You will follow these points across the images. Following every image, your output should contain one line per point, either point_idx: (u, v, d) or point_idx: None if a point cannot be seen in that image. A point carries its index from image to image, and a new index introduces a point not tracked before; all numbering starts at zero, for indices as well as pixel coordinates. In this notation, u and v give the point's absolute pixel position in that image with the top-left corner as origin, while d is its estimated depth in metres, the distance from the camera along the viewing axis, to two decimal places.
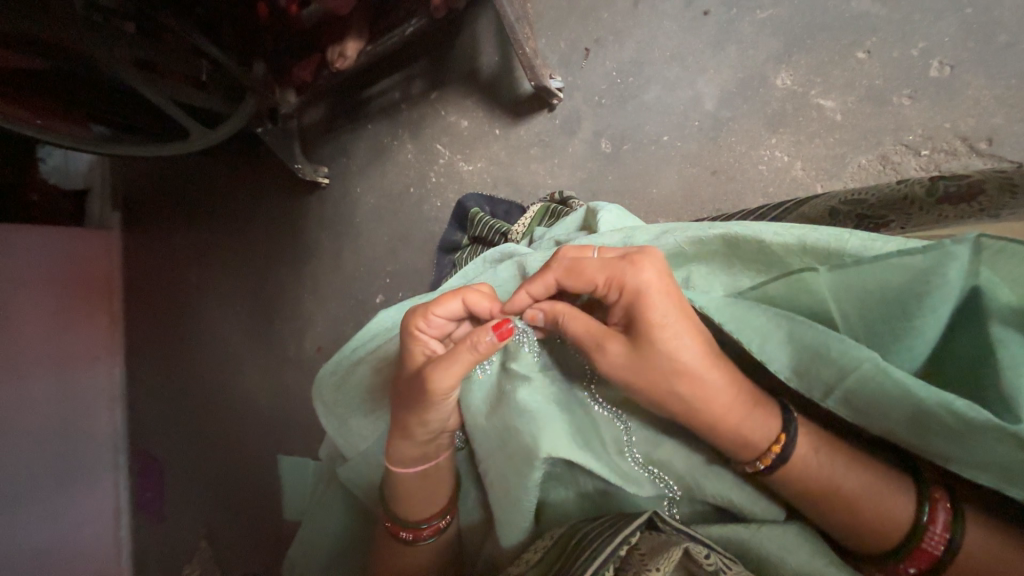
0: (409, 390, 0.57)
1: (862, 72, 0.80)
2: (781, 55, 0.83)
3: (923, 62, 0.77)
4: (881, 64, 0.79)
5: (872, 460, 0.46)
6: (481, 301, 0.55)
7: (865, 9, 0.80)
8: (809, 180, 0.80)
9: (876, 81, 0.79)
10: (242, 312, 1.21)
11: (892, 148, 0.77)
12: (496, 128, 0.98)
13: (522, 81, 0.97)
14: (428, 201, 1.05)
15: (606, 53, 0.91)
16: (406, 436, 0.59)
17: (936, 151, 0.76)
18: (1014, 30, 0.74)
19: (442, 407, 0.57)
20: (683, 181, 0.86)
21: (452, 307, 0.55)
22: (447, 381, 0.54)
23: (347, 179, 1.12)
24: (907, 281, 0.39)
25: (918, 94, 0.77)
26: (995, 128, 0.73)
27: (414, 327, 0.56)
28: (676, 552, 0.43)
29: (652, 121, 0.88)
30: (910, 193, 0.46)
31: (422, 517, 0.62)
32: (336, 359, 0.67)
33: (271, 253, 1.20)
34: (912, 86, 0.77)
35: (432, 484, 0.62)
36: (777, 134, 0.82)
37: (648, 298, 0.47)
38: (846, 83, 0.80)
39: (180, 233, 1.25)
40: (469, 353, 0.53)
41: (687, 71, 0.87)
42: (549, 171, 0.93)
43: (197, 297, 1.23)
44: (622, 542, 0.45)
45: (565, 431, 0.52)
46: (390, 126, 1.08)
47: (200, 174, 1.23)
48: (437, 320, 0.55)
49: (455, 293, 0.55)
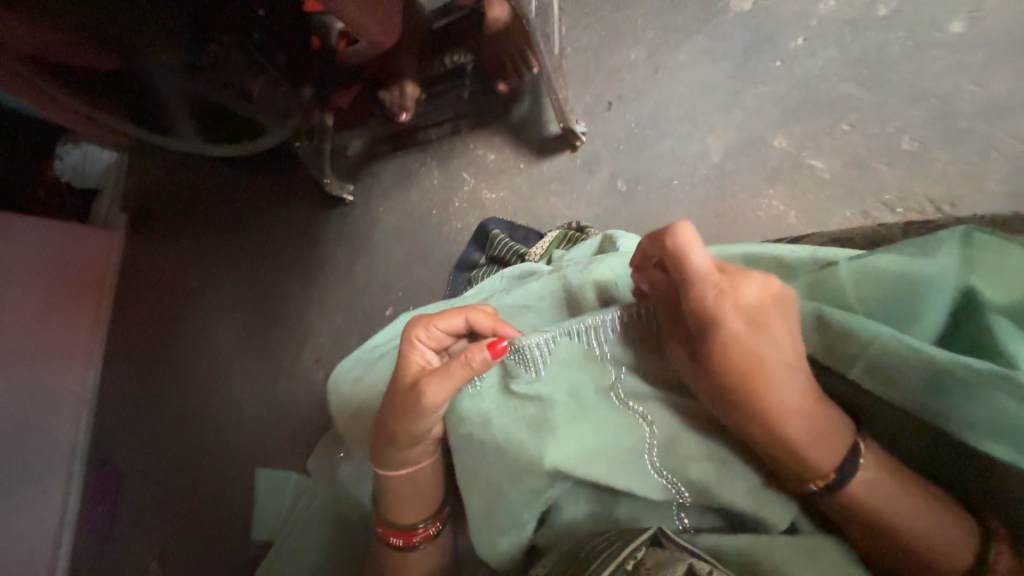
0: (402, 396, 0.60)
1: (847, 143, 0.91)
2: (779, 123, 0.95)
3: (899, 138, 0.89)
4: (863, 137, 0.91)
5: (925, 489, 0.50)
6: (483, 319, 0.60)
7: (849, 92, 0.93)
8: (801, 228, 0.90)
9: (859, 151, 0.90)
10: (240, 319, 1.22)
11: (872, 205, 0.88)
12: (521, 162, 1.07)
13: (550, 125, 1.08)
14: (448, 223, 1.12)
15: (627, 107, 1.02)
16: (392, 441, 0.61)
17: (907, 210, 0.86)
18: (972, 119, 0.87)
19: (431, 415, 0.59)
20: (690, 222, 0.94)
21: (454, 322, 0.61)
22: (439, 392, 0.57)
23: (371, 198, 1.19)
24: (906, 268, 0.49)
25: (893, 163, 0.88)
26: (956, 196, 0.85)
27: (415, 337, 0.62)
28: (680, 567, 0.43)
29: (663, 169, 0.98)
30: (884, 237, 0.56)
31: (417, 520, 0.64)
32: (354, 357, 0.76)
33: (284, 260, 1.23)
34: (889, 156, 0.89)
35: (423, 491, 0.64)
36: (774, 186, 0.92)
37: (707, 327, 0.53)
38: (834, 150, 0.92)
39: (193, 235, 1.28)
40: (461, 370, 0.56)
41: (697, 128, 0.98)
42: (567, 204, 1.02)
43: (199, 296, 1.24)
44: (627, 556, 0.46)
45: (574, 440, 0.55)
46: (420, 155, 1.17)
47: (228, 182, 1.28)
48: (437, 331, 0.61)
49: (460, 311, 0.61)
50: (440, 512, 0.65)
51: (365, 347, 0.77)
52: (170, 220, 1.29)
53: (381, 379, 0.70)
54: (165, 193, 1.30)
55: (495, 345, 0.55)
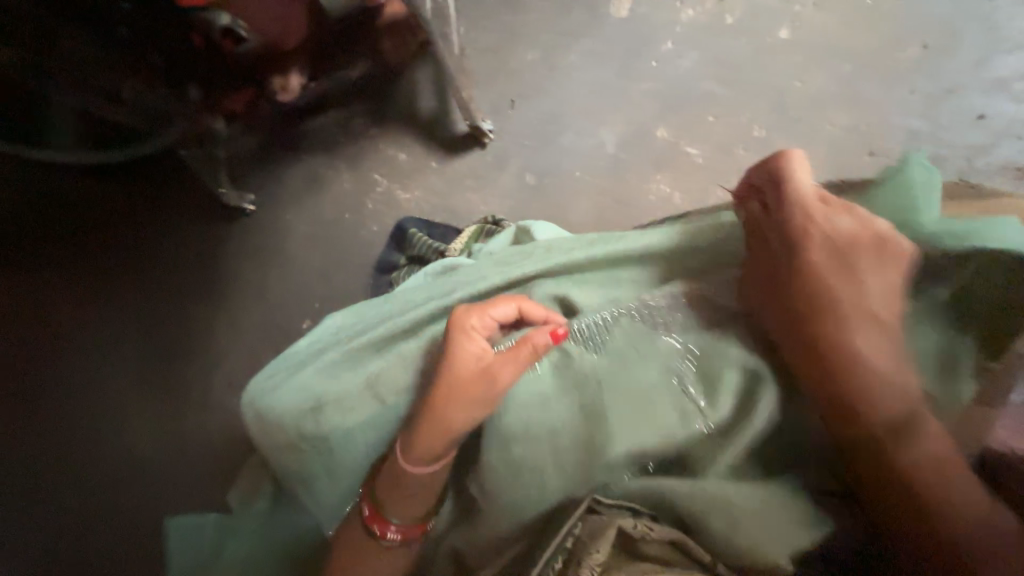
0: (465, 384, 0.55)
1: (715, 133, 1.06)
2: (660, 117, 1.06)
3: (754, 127, 1.05)
4: (725, 127, 1.06)
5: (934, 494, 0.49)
6: (537, 308, 0.58)
7: (713, 89, 1.08)
8: (686, 208, 1.02)
9: (725, 140, 1.05)
10: (130, 352, 1.07)
11: (738, 185, 1.02)
12: (433, 160, 1.08)
13: (458, 123, 1.09)
14: (363, 226, 1.09)
15: (529, 104, 1.08)
16: (442, 438, 0.55)
17: None
18: (806, 109, 1.05)
19: (494, 403, 0.55)
20: (595, 209, 1.02)
21: (507, 310, 0.58)
22: (510, 379, 0.55)
23: (276, 206, 1.12)
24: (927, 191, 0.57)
25: (750, 148, 1.04)
26: None
27: (467, 325, 0.57)
28: (609, 531, 0.48)
29: (567, 162, 1.05)
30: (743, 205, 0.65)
31: (408, 521, 0.59)
32: (276, 363, 0.68)
33: (179, 280, 1.10)
34: (747, 143, 1.04)
35: (429, 489, 0.59)
36: (661, 173, 1.03)
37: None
38: (706, 139, 1.05)
39: (58, 263, 1.10)
40: (526, 355, 0.55)
41: (593, 122, 1.07)
42: (482, 199, 1.05)
43: (73, 332, 1.08)
44: (566, 535, 0.50)
45: (622, 416, 0.55)
46: (327, 157, 1.13)
47: (98, 198, 1.11)
48: (491, 319, 0.58)
49: (512, 300, 0.58)
50: (433, 509, 0.60)
51: (283, 354, 0.69)
52: (25, 247, 1.10)
53: (312, 387, 0.63)
54: (14, 215, 1.10)
55: (560, 329, 0.56)
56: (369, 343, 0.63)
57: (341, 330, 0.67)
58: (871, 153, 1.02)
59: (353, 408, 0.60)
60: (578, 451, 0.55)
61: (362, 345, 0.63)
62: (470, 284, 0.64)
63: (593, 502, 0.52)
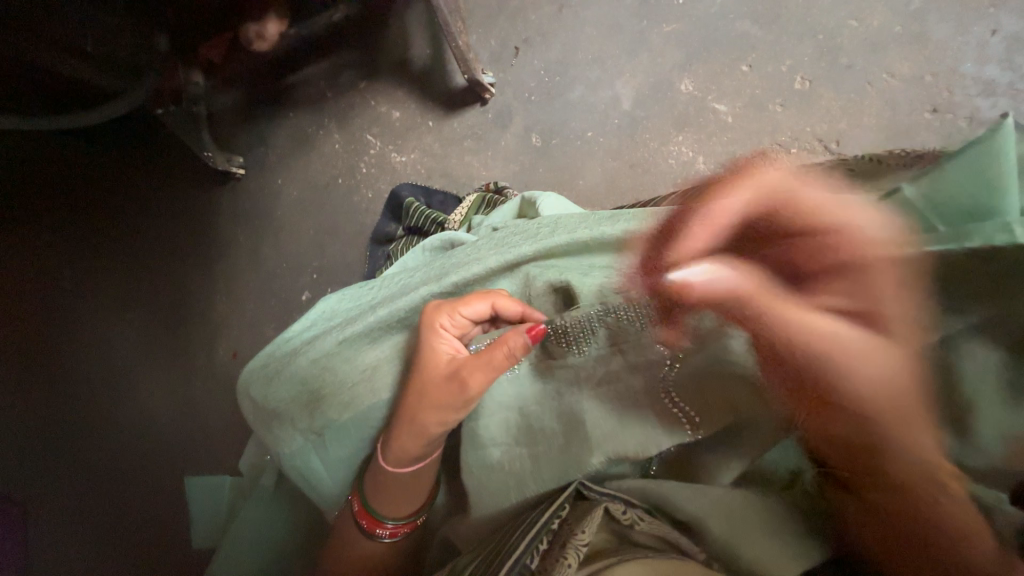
0: (436, 390, 0.51)
1: (746, 83, 0.94)
2: (683, 65, 0.94)
3: (792, 77, 0.93)
4: (760, 77, 0.93)
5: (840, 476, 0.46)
6: (511, 305, 0.53)
7: (746, 30, 0.94)
8: (709, 172, 0.92)
9: (757, 91, 0.93)
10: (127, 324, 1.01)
11: (770, 147, 0.91)
12: (428, 120, 0.99)
13: (455, 76, 0.99)
14: (357, 192, 1.02)
15: (535, 51, 0.97)
16: (415, 439, 0.52)
17: (801, 150, 0.90)
18: (851, 55, 0.92)
19: (466, 408, 0.51)
20: (606, 173, 0.93)
21: (479, 308, 0.52)
22: (480, 386, 0.50)
23: (267, 169, 1.05)
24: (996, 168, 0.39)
25: (786, 103, 0.92)
26: (840, 132, 0.90)
27: (437, 324, 0.53)
28: (597, 514, 0.43)
29: (577, 119, 0.95)
30: (785, 178, 0.54)
31: (393, 515, 0.56)
32: (270, 351, 0.63)
33: (177, 246, 1.05)
34: (783, 96, 0.93)
35: (420, 485, 0.56)
36: (682, 133, 0.93)
37: (827, 237, 0.39)
38: (734, 91, 0.94)
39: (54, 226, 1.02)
40: (501, 357, 0.49)
41: (607, 73, 0.95)
42: (483, 163, 0.96)
43: (69, 301, 0.99)
44: (551, 516, 0.45)
45: (610, 427, 0.49)
46: (315, 116, 1.04)
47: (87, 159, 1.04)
48: (462, 318, 0.53)
49: (484, 296, 0.53)
50: (426, 505, 0.57)
51: (276, 344, 0.63)
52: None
53: (302, 376, 0.59)
54: None
55: (536, 327, 0.49)
56: (356, 335, 0.57)
57: (334, 316, 0.62)
58: (930, 110, 0.89)
59: (350, 402, 0.57)
60: (571, 453, 0.49)
61: (351, 336, 0.57)
62: (468, 268, 0.56)
63: (582, 486, 0.48)
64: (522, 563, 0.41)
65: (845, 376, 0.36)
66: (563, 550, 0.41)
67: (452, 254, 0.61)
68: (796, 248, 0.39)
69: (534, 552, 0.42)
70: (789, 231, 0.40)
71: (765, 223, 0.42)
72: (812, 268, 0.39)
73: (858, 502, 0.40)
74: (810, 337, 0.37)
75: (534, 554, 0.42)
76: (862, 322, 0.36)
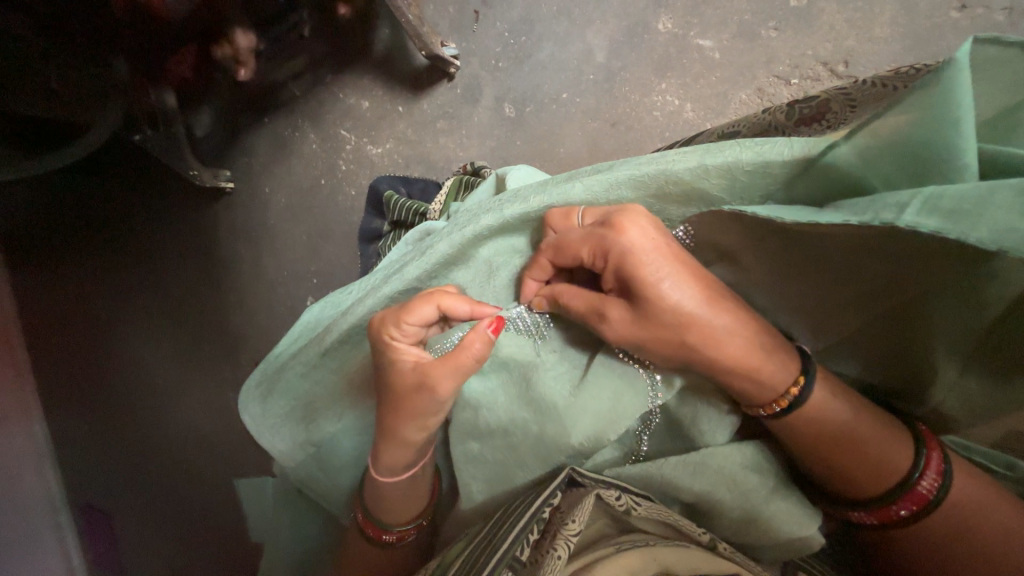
0: (405, 402, 0.49)
1: (733, 9, 0.88)
2: (659, 2, 0.90)
3: None
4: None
5: (823, 446, 0.44)
6: (457, 304, 0.48)
7: None
8: (698, 120, 0.88)
9: (745, 17, 0.87)
10: (165, 345, 1.00)
11: (765, 81, 0.86)
12: (398, 105, 0.97)
13: (415, 53, 0.97)
14: (340, 190, 1.01)
15: (495, 15, 0.94)
16: (399, 444, 0.52)
17: (802, 79, 0.85)
18: None
19: (440, 411, 0.50)
20: (588, 135, 0.91)
21: (425, 315, 0.48)
22: (450, 389, 0.48)
23: (252, 178, 1.03)
24: (940, 120, 0.32)
25: (781, 26, 0.86)
26: (849, 51, 0.84)
27: (387, 337, 0.49)
28: (589, 501, 0.42)
29: (549, 80, 0.92)
30: (774, 121, 0.50)
31: (398, 520, 0.57)
32: (261, 369, 0.60)
33: (189, 264, 1.05)
34: (776, 18, 0.87)
35: (416, 489, 0.57)
36: (665, 80, 0.89)
37: (641, 258, 0.42)
38: (720, 22, 0.88)
39: None
40: (464, 358, 0.47)
41: (576, 25, 0.92)
42: (459, 143, 0.95)
43: None
44: (542, 503, 0.43)
45: (576, 412, 0.47)
46: (289, 117, 1.02)
47: None
48: (411, 327, 0.48)
49: (427, 299, 0.48)
50: (432, 505, 0.59)
51: (267, 359, 0.62)
52: None
53: (298, 384, 0.58)
54: None
55: (498, 321, 0.47)
56: (334, 344, 0.55)
57: (318, 325, 0.60)
58: (958, 7, 0.82)
59: (347, 407, 0.58)
60: (542, 446, 0.49)
61: (330, 347, 0.55)
62: (423, 256, 0.52)
63: (574, 473, 0.46)
64: (513, 555, 0.40)
65: (697, 351, 0.43)
66: (554, 542, 0.40)
67: (421, 244, 0.57)
68: (621, 275, 0.43)
69: (525, 543, 0.41)
70: (610, 266, 0.44)
71: (598, 260, 0.44)
72: (632, 280, 0.42)
73: (814, 445, 0.45)
74: (649, 338, 0.43)
75: (525, 545, 0.41)
76: (687, 301, 0.42)
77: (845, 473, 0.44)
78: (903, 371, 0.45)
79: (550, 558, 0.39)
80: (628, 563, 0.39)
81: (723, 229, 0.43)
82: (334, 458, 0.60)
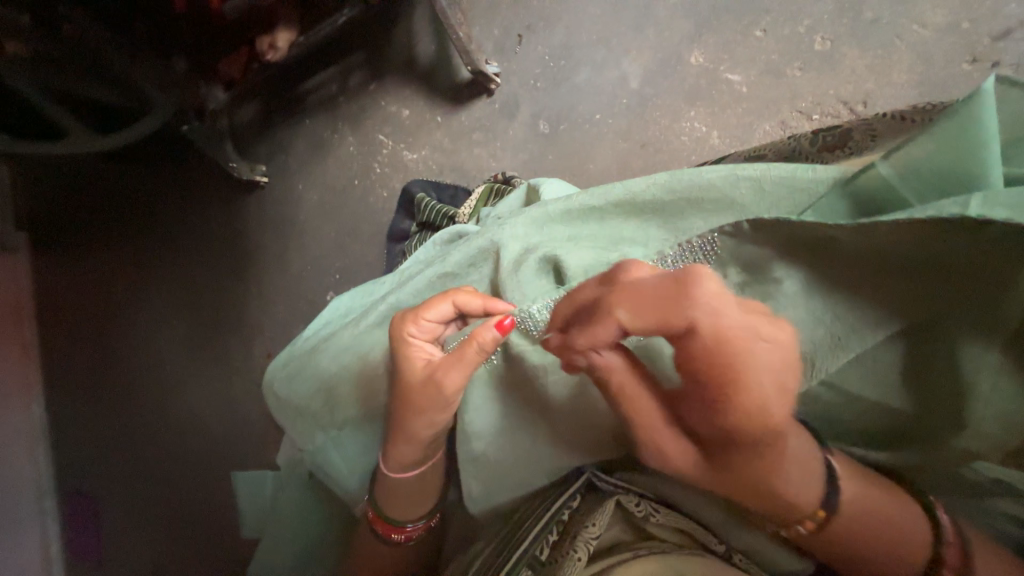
0: (416, 396, 0.51)
1: (761, 49, 0.94)
2: (693, 36, 0.96)
3: (810, 38, 0.93)
4: (775, 42, 0.94)
5: (845, 529, 0.45)
6: (470, 300, 0.51)
7: None
8: (723, 146, 0.93)
9: (772, 57, 0.93)
10: (181, 328, 1.03)
11: (789, 115, 0.91)
12: (438, 115, 1.03)
13: (459, 68, 1.03)
14: (372, 192, 1.06)
15: (538, 39, 1.00)
16: (407, 439, 0.53)
17: (823, 115, 0.90)
18: (877, 9, 0.91)
19: (449, 406, 0.52)
20: (617, 154, 0.96)
21: (443, 309, 0.52)
22: (458, 383, 0.50)
23: (287, 175, 1.08)
24: (960, 141, 0.40)
25: (805, 66, 0.92)
26: (867, 93, 0.89)
27: (404, 333, 0.53)
28: (606, 506, 0.47)
29: (583, 101, 0.98)
30: (799, 147, 0.54)
31: (410, 516, 0.58)
32: (288, 350, 0.65)
33: (211, 255, 1.06)
34: (801, 59, 0.92)
35: (426, 486, 0.58)
36: (694, 108, 0.94)
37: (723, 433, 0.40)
38: (748, 59, 0.94)
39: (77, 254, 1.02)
40: (472, 354, 0.49)
41: (612, 53, 0.98)
42: (492, 154, 1.00)
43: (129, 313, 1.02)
44: (561, 505, 0.48)
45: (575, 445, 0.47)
46: (330, 120, 1.07)
47: (104, 178, 1.04)
48: (428, 322, 0.52)
49: (443, 296, 0.52)
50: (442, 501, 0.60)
51: (291, 344, 0.66)
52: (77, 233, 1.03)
53: (325, 366, 0.61)
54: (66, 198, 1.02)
55: (503, 321, 0.48)
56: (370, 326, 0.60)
57: (348, 313, 0.64)
58: (970, 60, 0.88)
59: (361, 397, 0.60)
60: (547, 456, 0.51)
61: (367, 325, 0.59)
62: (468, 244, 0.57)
63: (591, 477, 0.50)
64: (533, 553, 0.45)
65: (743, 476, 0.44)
66: (573, 542, 0.44)
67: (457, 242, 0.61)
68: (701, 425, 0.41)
69: (543, 542, 0.46)
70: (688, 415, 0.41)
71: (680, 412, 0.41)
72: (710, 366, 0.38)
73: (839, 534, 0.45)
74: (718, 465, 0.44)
75: (544, 545, 0.45)
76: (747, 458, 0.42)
77: (863, 547, 0.46)
78: (924, 387, 0.45)
79: (570, 558, 0.43)
80: (643, 565, 0.41)
81: (758, 241, 0.45)
82: (353, 446, 0.62)
